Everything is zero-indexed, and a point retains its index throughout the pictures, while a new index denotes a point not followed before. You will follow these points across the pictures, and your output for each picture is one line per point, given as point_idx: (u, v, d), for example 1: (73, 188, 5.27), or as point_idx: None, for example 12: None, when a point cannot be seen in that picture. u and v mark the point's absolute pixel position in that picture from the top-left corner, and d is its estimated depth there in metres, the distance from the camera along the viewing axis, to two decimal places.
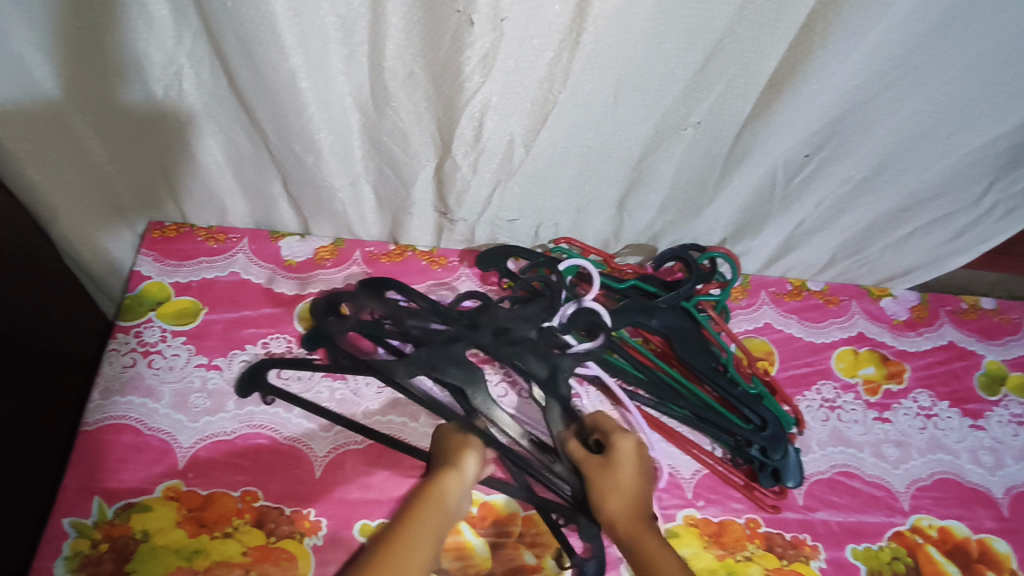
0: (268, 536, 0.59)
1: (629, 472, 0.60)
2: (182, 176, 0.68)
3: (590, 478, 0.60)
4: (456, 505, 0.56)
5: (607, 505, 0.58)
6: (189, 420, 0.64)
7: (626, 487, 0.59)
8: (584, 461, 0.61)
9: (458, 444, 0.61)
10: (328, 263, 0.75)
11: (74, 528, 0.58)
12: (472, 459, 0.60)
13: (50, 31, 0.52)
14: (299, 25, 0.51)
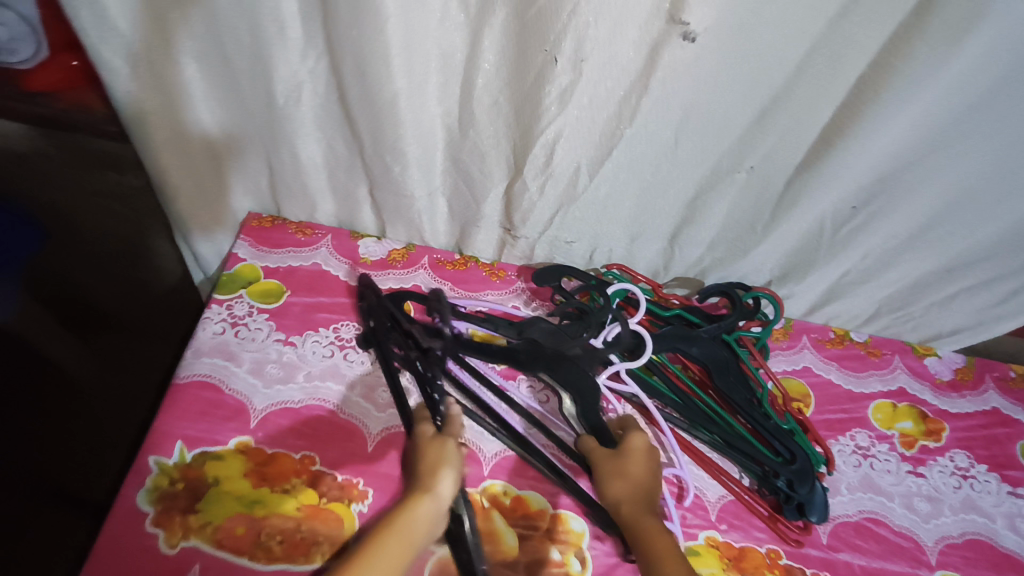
0: (320, 497, 0.66)
1: (638, 464, 0.62)
2: (285, 175, 0.77)
3: (598, 465, 0.63)
4: (424, 534, 0.54)
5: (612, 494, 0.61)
6: (264, 385, 0.71)
7: (634, 475, 0.61)
8: (595, 452, 0.64)
9: (436, 457, 0.59)
10: (398, 264, 0.83)
11: (158, 465, 0.65)
12: (447, 480, 0.58)
13: (202, 40, 0.62)
14: (406, 55, 0.60)
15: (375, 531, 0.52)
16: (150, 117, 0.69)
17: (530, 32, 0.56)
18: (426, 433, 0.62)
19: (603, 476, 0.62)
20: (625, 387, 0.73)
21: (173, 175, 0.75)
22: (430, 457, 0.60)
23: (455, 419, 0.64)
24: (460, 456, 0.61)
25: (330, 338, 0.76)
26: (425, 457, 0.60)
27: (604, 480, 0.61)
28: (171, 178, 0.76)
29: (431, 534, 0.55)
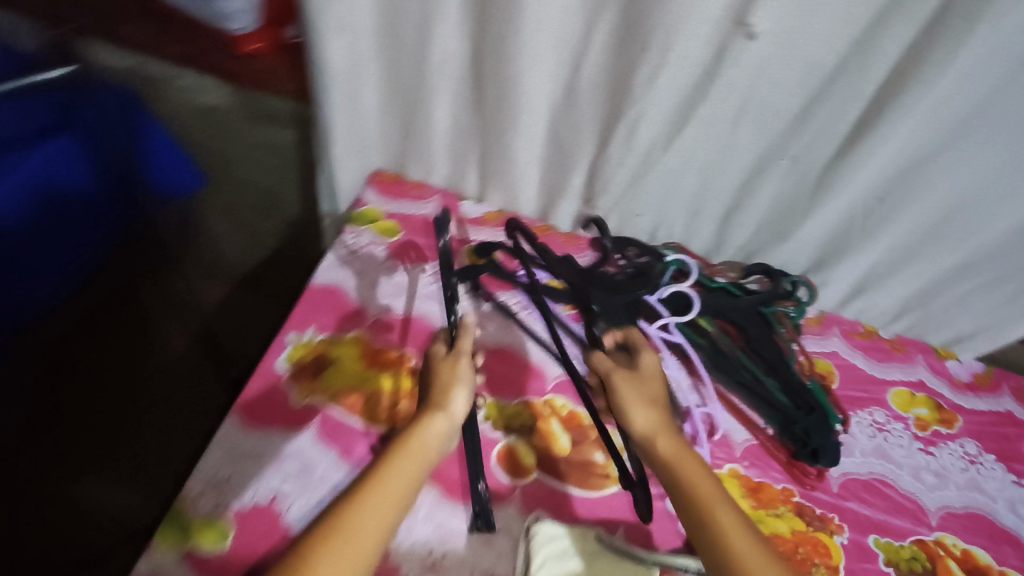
0: (414, 383, 0.81)
1: (655, 385, 0.69)
2: (416, 137, 0.95)
3: (620, 386, 0.68)
4: (437, 445, 0.63)
5: (638, 417, 0.65)
6: (379, 297, 0.89)
7: (656, 398, 0.67)
8: (616, 376, 0.69)
9: (449, 379, 0.69)
10: (493, 223, 0.99)
11: (294, 340, 0.83)
12: (459, 398, 0.68)
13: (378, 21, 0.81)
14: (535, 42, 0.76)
15: (394, 447, 0.62)
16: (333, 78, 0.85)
17: (630, 26, 0.73)
18: (438, 355, 0.71)
19: (628, 395, 0.67)
20: (671, 336, 0.88)
21: (336, 123, 0.91)
22: (441, 378, 0.69)
23: (465, 334, 0.73)
24: (472, 373, 0.71)
25: (433, 273, 0.93)
26: (439, 378, 0.69)
27: (631, 403, 0.66)
28: (333, 126, 0.91)
29: (445, 441, 0.65)
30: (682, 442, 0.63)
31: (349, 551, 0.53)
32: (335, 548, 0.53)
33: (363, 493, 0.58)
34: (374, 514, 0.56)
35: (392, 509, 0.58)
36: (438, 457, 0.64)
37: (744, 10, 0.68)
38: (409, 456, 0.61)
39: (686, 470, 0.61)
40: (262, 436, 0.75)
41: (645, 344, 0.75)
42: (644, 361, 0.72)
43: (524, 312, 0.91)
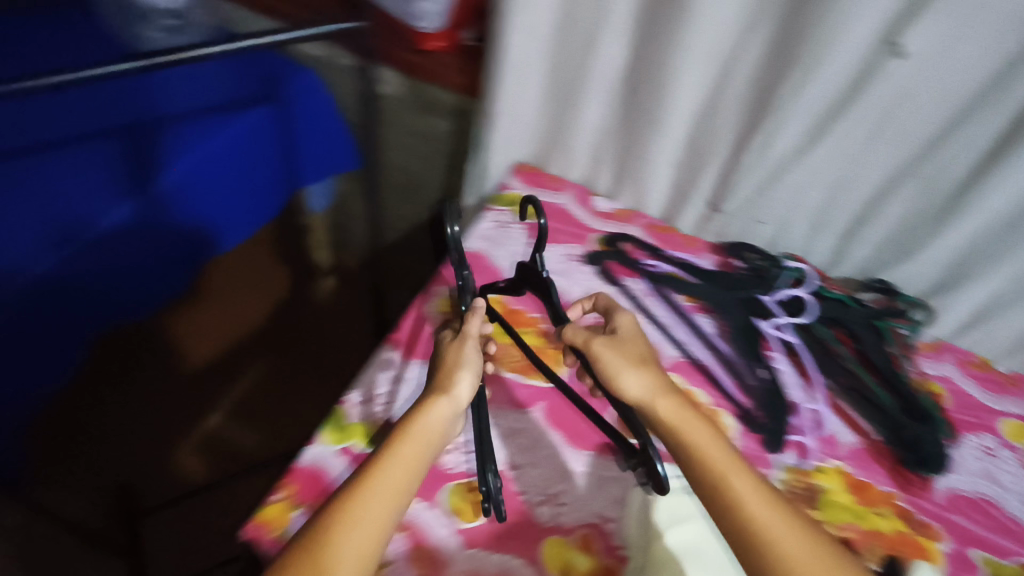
0: (544, 342, 0.93)
1: (636, 346, 0.70)
2: (564, 136, 1.07)
3: (602, 352, 0.69)
4: (440, 427, 0.64)
5: (628, 381, 0.66)
6: (517, 266, 1.01)
7: (641, 358, 0.68)
8: (597, 342, 0.70)
9: (453, 362, 0.69)
10: (620, 219, 1.09)
11: (444, 295, 0.97)
12: (462, 381, 0.68)
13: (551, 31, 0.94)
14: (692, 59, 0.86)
15: (385, 444, 0.62)
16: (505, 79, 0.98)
17: (785, 43, 0.81)
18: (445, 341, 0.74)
19: (614, 359, 0.68)
20: (785, 335, 0.95)
21: (499, 120, 1.05)
22: (446, 365, 0.69)
23: (470, 319, 0.74)
24: (478, 356, 0.72)
25: (564, 253, 1.03)
26: (447, 360, 0.70)
27: (619, 368, 0.67)
28: (497, 122, 1.05)
29: (444, 426, 0.64)
30: (680, 401, 0.63)
31: (344, 554, 0.53)
32: (329, 550, 0.53)
33: (351, 493, 0.57)
34: (369, 513, 0.56)
35: (386, 506, 0.57)
36: (436, 444, 0.63)
37: (896, 31, 0.75)
38: (408, 445, 0.61)
39: (692, 434, 0.60)
40: (406, 365, 0.88)
41: (622, 313, 0.76)
42: (621, 325, 0.74)
43: (648, 298, 0.98)
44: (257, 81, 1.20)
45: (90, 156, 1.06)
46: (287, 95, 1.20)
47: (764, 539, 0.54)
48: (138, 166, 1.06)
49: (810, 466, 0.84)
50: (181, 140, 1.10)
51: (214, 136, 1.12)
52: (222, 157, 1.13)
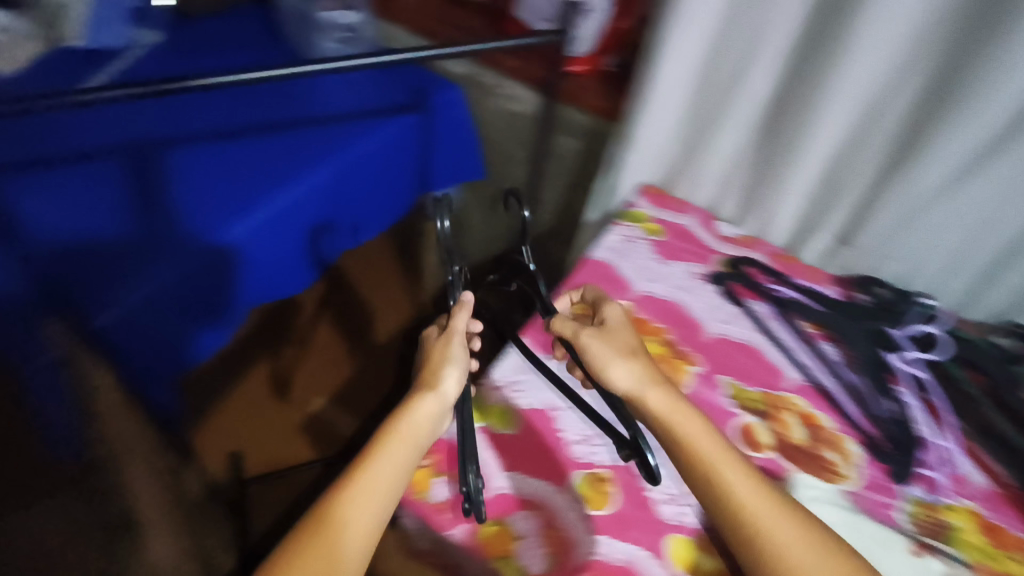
0: (668, 351, 0.95)
1: (625, 335, 0.77)
2: (697, 162, 1.12)
3: (592, 341, 0.75)
4: (427, 424, 0.69)
5: (616, 371, 0.73)
6: (643, 277, 1.04)
7: (630, 350, 0.75)
8: (587, 335, 0.75)
9: (442, 357, 0.74)
10: (744, 244, 1.11)
11: (573, 296, 1.01)
12: (449, 378, 0.72)
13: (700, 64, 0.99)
14: (843, 98, 0.89)
15: (379, 433, 0.68)
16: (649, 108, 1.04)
17: (943, 88, 0.83)
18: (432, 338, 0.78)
19: (604, 348, 0.74)
20: (914, 370, 0.95)
21: (637, 146, 1.11)
22: (434, 359, 0.74)
23: (457, 312, 0.76)
24: (465, 353, 0.75)
25: (688, 271, 1.06)
26: (433, 357, 0.74)
27: (611, 364, 0.73)
28: (634, 148, 1.11)
29: (433, 418, 0.70)
30: (673, 400, 0.70)
31: (351, 524, 0.61)
32: (338, 522, 0.61)
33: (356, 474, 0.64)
34: (372, 492, 0.63)
35: (383, 484, 0.64)
36: (428, 435, 0.70)
37: None
38: (397, 435, 0.68)
39: (683, 433, 0.68)
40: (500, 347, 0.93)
41: (609, 310, 0.82)
42: (609, 316, 0.81)
43: (771, 321, 1.00)
44: (292, 106, 1.22)
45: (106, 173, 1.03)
46: (335, 115, 1.22)
47: (747, 529, 0.63)
48: (141, 192, 1.03)
49: (940, 502, 0.83)
50: (194, 168, 1.07)
51: (364, 137, 1.19)
52: (358, 167, 1.20)
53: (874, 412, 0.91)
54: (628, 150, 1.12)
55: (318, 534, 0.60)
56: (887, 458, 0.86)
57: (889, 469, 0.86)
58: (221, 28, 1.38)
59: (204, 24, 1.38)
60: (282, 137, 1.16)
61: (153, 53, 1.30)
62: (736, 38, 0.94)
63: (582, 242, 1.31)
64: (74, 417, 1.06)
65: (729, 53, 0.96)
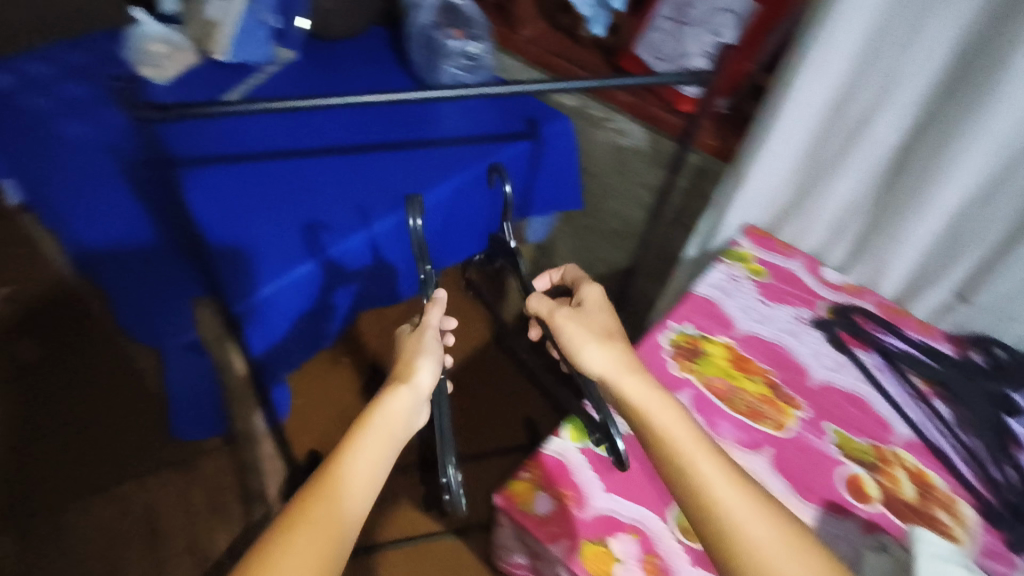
0: (772, 392, 0.95)
1: (599, 320, 0.78)
2: (808, 206, 1.12)
3: (568, 324, 0.77)
4: (404, 415, 0.70)
5: (588, 352, 0.74)
6: (746, 317, 1.05)
7: (603, 332, 0.75)
8: (562, 316, 0.78)
9: (416, 350, 0.76)
10: (851, 292, 1.10)
11: (676, 329, 1.02)
12: (422, 372, 0.74)
13: (823, 112, 1.00)
14: (974, 154, 0.88)
15: (356, 427, 0.67)
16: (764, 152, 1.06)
17: None
18: (407, 335, 0.79)
19: (576, 331, 0.76)
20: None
21: (746, 188, 1.13)
22: (407, 354, 0.76)
23: (430, 309, 0.79)
24: (438, 346, 0.78)
25: (792, 314, 1.06)
26: (407, 352, 0.76)
27: (581, 347, 0.74)
28: (743, 189, 1.13)
29: (407, 411, 0.70)
30: (646, 385, 0.69)
31: (327, 515, 0.58)
32: (320, 513, 0.58)
33: (336, 466, 0.63)
34: (349, 487, 0.61)
35: (361, 480, 0.62)
36: (403, 428, 0.69)
37: None
38: (377, 423, 0.67)
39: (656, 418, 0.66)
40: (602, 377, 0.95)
41: (586, 293, 0.82)
42: (587, 298, 0.82)
43: (879, 371, 0.99)
44: (384, 128, 1.27)
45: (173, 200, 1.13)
46: (427, 141, 1.27)
47: (726, 512, 0.59)
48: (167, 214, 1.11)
49: None
50: (282, 182, 1.14)
51: (479, 161, 1.24)
52: (470, 190, 1.25)
53: (992, 475, 0.88)
54: (737, 190, 1.14)
55: (295, 524, 0.57)
56: (1004, 527, 0.83)
57: (1008, 538, 0.82)
58: (353, 51, 1.49)
59: (338, 46, 1.50)
60: (371, 160, 1.21)
61: (292, 72, 1.41)
62: (865, 88, 0.95)
63: (679, 277, 1.34)
64: (210, 413, 1.16)
65: (855, 102, 0.97)
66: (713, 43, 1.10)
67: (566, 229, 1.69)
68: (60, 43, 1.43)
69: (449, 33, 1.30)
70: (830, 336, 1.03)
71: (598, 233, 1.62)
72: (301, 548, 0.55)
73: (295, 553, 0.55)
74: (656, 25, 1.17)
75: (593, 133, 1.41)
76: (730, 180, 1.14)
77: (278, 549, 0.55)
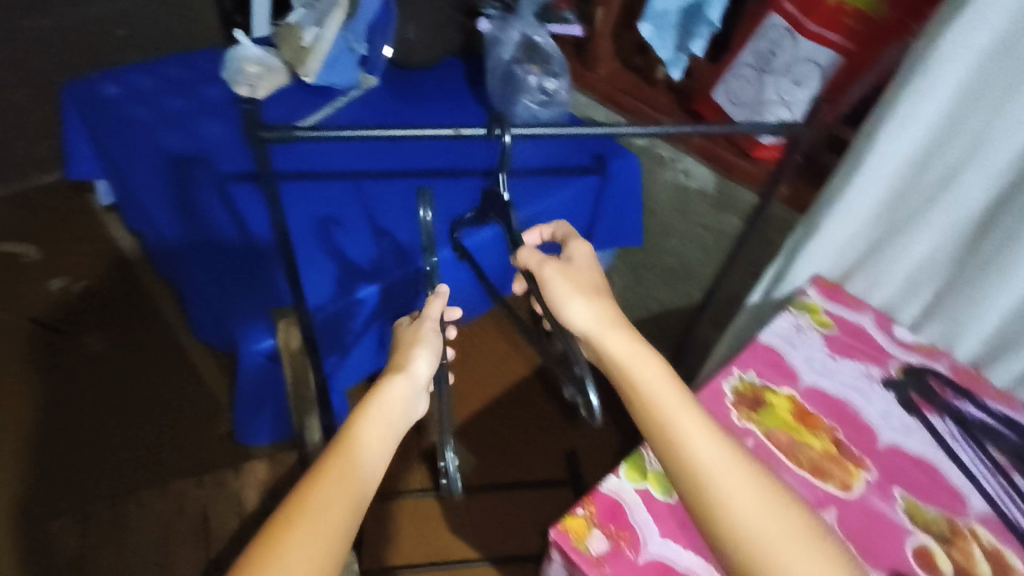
0: (836, 451, 0.92)
1: (586, 277, 0.77)
2: (882, 261, 1.10)
3: (556, 280, 0.75)
4: (401, 402, 0.71)
5: (575, 311, 0.73)
6: (812, 370, 1.01)
7: (589, 289, 0.75)
8: (549, 270, 0.76)
9: (412, 339, 0.77)
10: (923, 352, 1.07)
11: (737, 375, 0.99)
12: (420, 361, 0.75)
13: (905, 168, 0.99)
14: None
15: (354, 416, 0.68)
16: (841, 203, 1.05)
17: None
18: (405, 325, 0.80)
19: (564, 287, 0.75)
20: None
21: (818, 238, 1.11)
22: (404, 341, 0.77)
23: (431, 300, 0.78)
24: (436, 337, 0.78)
25: (860, 370, 1.02)
26: (403, 342, 0.77)
27: (570, 306, 0.74)
28: (816, 239, 1.11)
29: (404, 400, 0.71)
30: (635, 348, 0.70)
31: (328, 501, 0.60)
32: (322, 501, 0.60)
33: (334, 453, 0.64)
34: (347, 473, 0.62)
35: (361, 468, 0.64)
36: (400, 416, 0.70)
37: None
38: (375, 409, 0.69)
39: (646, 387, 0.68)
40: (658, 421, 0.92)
41: (575, 249, 0.80)
42: (576, 254, 0.80)
43: (952, 438, 0.95)
44: (433, 158, 1.30)
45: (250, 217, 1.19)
46: (462, 170, 1.27)
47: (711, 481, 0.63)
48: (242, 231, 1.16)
49: None
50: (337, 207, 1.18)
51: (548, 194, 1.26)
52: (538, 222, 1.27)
53: None
54: (809, 240, 1.12)
55: (299, 512, 0.59)
56: None
57: None
58: (429, 80, 1.54)
59: (415, 75, 1.55)
60: (416, 185, 1.23)
61: (371, 98, 1.47)
62: (952, 148, 0.93)
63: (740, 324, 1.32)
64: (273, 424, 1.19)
65: (941, 161, 0.95)
66: (794, 91, 1.11)
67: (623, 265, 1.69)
68: (160, 61, 1.54)
69: (529, 69, 1.35)
70: (901, 397, 0.99)
71: (656, 273, 1.62)
72: (303, 539, 0.57)
73: (301, 540, 0.57)
74: (737, 70, 1.17)
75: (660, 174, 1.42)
76: (803, 229, 1.12)
77: (284, 538, 0.57)
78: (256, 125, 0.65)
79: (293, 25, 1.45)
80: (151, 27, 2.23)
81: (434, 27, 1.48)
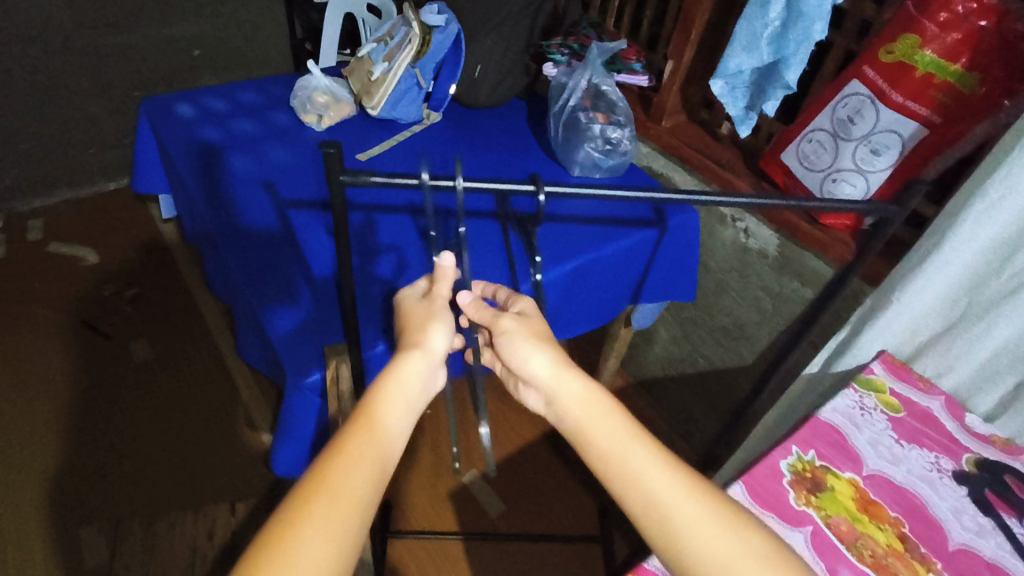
0: (905, 549, 0.85)
1: (537, 322, 0.72)
2: (955, 344, 1.03)
3: (514, 326, 0.70)
4: (416, 380, 0.63)
5: (537, 353, 0.68)
6: (877, 455, 0.95)
7: (541, 335, 0.70)
8: (504, 318, 0.71)
9: (426, 314, 0.67)
10: (998, 446, 1.00)
11: (795, 454, 0.93)
12: (437, 335, 0.66)
13: (990, 249, 0.93)
14: None
15: (367, 398, 0.60)
16: (918, 276, 1.01)
17: None
18: (411, 297, 0.70)
19: (519, 332, 0.69)
20: None
21: (888, 310, 1.07)
22: (417, 317, 0.67)
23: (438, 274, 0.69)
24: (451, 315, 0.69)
25: (930, 460, 0.96)
26: (411, 316, 0.68)
27: (532, 348, 0.68)
28: (885, 311, 1.07)
29: (422, 378, 0.63)
30: (585, 380, 0.66)
31: (339, 491, 0.53)
32: (330, 490, 0.53)
33: (347, 442, 0.57)
34: (356, 466, 0.55)
35: (375, 451, 0.57)
36: (417, 394, 0.63)
37: None
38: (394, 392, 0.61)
39: (598, 430, 0.63)
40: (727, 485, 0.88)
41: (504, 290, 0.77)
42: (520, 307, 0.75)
43: None
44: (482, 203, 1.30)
45: (314, 243, 1.20)
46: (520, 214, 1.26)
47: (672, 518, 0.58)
48: (297, 257, 1.18)
49: None
50: (394, 244, 1.18)
51: (608, 244, 1.24)
52: (596, 270, 1.25)
53: None
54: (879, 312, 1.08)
55: (307, 501, 0.52)
56: None
57: None
58: (492, 119, 1.55)
59: (477, 113, 1.57)
60: (475, 225, 1.23)
61: (434, 134, 1.49)
62: None
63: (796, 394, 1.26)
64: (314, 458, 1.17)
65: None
66: (871, 160, 1.08)
67: (671, 319, 1.65)
68: (234, 85, 1.59)
69: (593, 117, 1.33)
70: (974, 496, 0.92)
71: (705, 331, 1.57)
72: (316, 526, 0.51)
73: (306, 547, 0.50)
74: (811, 133, 1.15)
75: (721, 231, 1.40)
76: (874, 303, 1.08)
77: (296, 530, 0.51)
78: (335, 168, 0.65)
79: (364, 58, 1.50)
80: (227, 52, 2.33)
81: (501, 70, 1.50)
